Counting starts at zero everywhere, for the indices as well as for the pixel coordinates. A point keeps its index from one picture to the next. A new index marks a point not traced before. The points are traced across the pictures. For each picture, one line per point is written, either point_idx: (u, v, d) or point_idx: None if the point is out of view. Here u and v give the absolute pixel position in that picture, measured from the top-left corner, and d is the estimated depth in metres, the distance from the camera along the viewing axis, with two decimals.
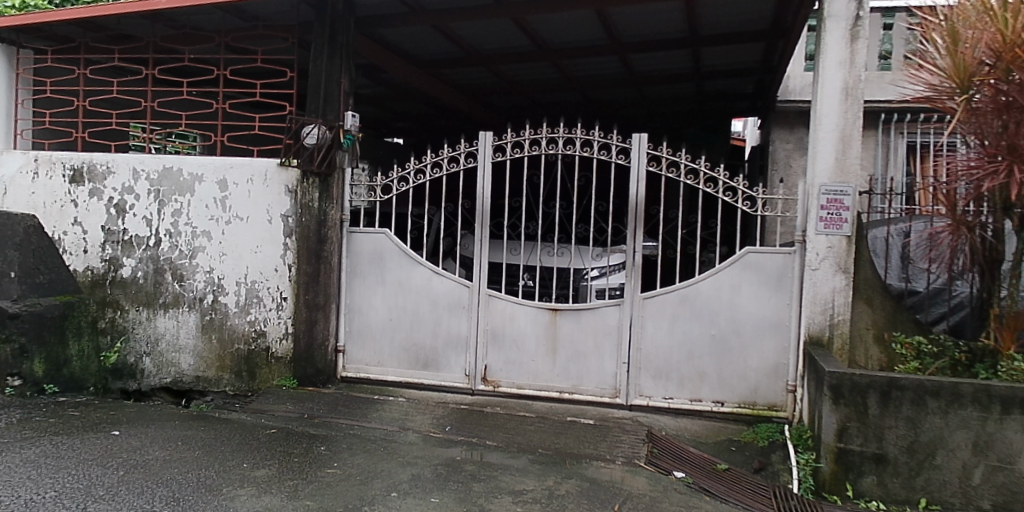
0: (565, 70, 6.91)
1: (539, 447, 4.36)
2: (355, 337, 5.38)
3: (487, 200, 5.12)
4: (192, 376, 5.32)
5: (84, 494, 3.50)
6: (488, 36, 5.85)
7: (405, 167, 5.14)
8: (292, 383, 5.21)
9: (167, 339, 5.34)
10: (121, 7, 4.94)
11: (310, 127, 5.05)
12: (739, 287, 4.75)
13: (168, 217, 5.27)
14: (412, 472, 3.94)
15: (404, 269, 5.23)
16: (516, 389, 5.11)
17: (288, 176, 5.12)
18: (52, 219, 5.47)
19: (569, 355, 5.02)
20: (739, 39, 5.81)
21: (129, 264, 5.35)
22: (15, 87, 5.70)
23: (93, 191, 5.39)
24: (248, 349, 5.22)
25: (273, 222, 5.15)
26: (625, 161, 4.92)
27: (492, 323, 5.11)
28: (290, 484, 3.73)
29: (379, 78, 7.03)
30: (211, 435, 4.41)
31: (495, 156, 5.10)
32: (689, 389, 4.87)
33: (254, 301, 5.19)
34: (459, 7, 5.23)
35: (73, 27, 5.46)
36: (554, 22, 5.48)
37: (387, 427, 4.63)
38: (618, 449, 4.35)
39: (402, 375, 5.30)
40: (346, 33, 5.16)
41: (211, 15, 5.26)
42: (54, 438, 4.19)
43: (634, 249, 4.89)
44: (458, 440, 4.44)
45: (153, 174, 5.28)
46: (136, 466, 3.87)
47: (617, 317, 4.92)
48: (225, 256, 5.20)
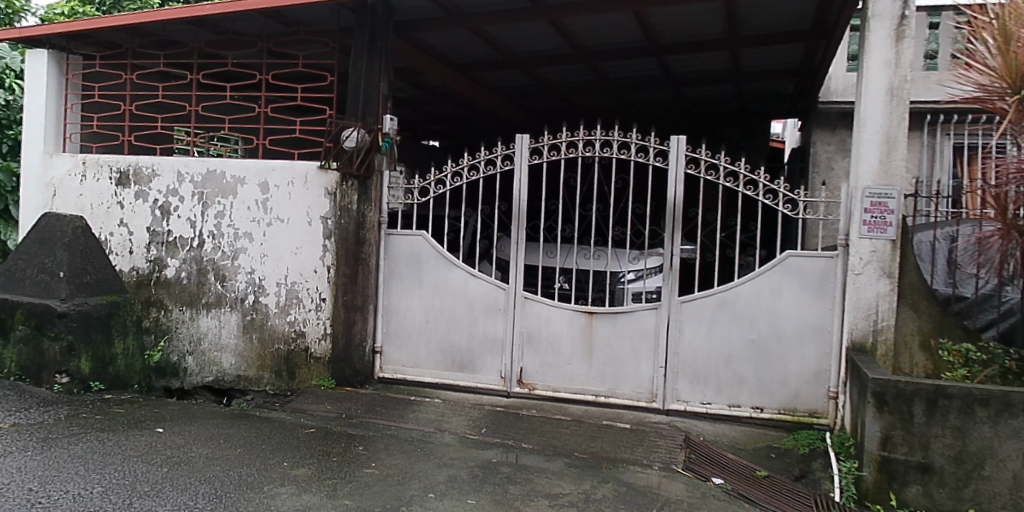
0: (602, 73, 6.87)
1: (574, 450, 4.34)
2: (391, 338, 5.41)
3: (524, 203, 5.10)
4: (233, 375, 5.41)
5: (130, 490, 3.57)
6: (525, 38, 5.84)
7: (443, 170, 5.16)
8: (330, 383, 5.26)
9: (209, 338, 5.43)
10: (166, 13, 5.04)
11: (349, 130, 5.08)
12: (780, 291, 4.68)
13: (211, 219, 5.37)
14: (449, 474, 3.95)
15: (441, 271, 5.25)
16: (552, 392, 5.09)
17: (328, 179, 5.17)
18: (100, 221, 5.62)
19: (605, 359, 4.99)
20: (779, 39, 5.73)
21: (173, 265, 5.46)
22: (65, 91, 5.87)
23: (139, 193, 5.52)
24: (288, 349, 5.29)
25: (313, 224, 5.22)
26: (663, 164, 4.88)
27: (528, 325, 5.11)
28: (330, 484, 3.77)
29: (417, 81, 7.07)
30: (252, 434, 4.48)
31: (532, 158, 5.10)
32: (727, 395, 4.81)
33: (294, 302, 5.26)
34: (497, 10, 5.23)
35: (120, 33, 5.59)
36: (591, 24, 5.45)
37: (424, 428, 4.65)
38: (656, 454, 4.31)
39: (438, 377, 5.32)
40: (385, 37, 5.20)
41: (252, 20, 5.34)
42: (100, 434, 4.29)
43: (672, 252, 4.84)
44: (494, 443, 4.44)
45: (197, 177, 5.39)
46: (180, 463, 3.95)
47: (655, 321, 4.88)
48: (266, 257, 5.28)
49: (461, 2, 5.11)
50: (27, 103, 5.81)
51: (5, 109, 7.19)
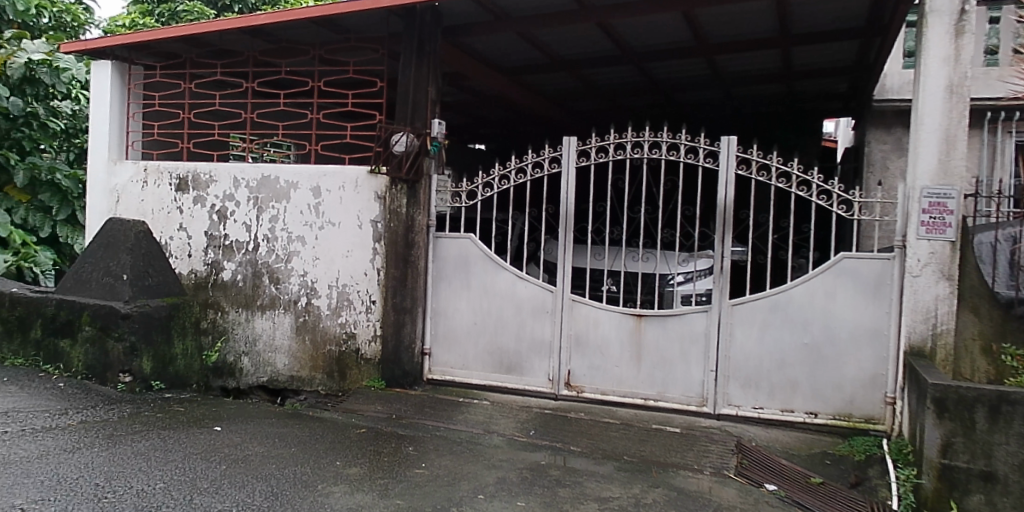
0: (649, 74, 6.84)
1: (623, 454, 4.32)
2: (440, 339, 5.43)
3: (572, 205, 5.10)
4: (287, 375, 5.53)
5: (191, 487, 3.68)
6: (571, 41, 5.84)
7: (490, 174, 5.19)
8: (380, 384, 5.33)
9: (263, 340, 5.57)
10: (222, 23, 5.19)
11: (399, 135, 5.14)
12: (834, 294, 4.59)
13: (266, 223, 5.52)
14: (498, 475, 3.97)
15: (488, 274, 5.27)
16: (601, 395, 5.07)
17: (378, 182, 5.28)
18: (160, 225, 5.81)
19: (654, 362, 4.96)
20: (831, 37, 5.62)
21: (229, 269, 5.62)
22: (128, 101, 6.12)
23: (197, 198, 5.70)
24: (340, 350, 5.40)
25: (363, 227, 5.32)
26: (714, 165, 4.83)
27: (576, 328, 5.10)
28: (381, 484, 3.82)
29: (464, 85, 7.14)
30: (306, 433, 4.57)
31: (580, 160, 5.09)
32: (780, 399, 4.73)
33: (345, 304, 5.37)
34: (544, 13, 5.25)
35: (179, 44, 5.78)
36: (639, 25, 5.42)
37: (472, 430, 4.68)
38: (706, 459, 4.26)
39: (486, 379, 5.33)
40: (433, 42, 5.28)
41: (305, 29, 5.47)
42: (162, 432, 4.44)
43: (723, 255, 4.78)
44: (543, 445, 4.45)
45: (252, 182, 5.54)
46: (237, 461, 4.05)
47: (705, 324, 4.83)
48: (319, 260, 5.40)
49: (508, 7, 5.14)
50: (92, 113, 6.06)
51: (72, 119, 8.10)
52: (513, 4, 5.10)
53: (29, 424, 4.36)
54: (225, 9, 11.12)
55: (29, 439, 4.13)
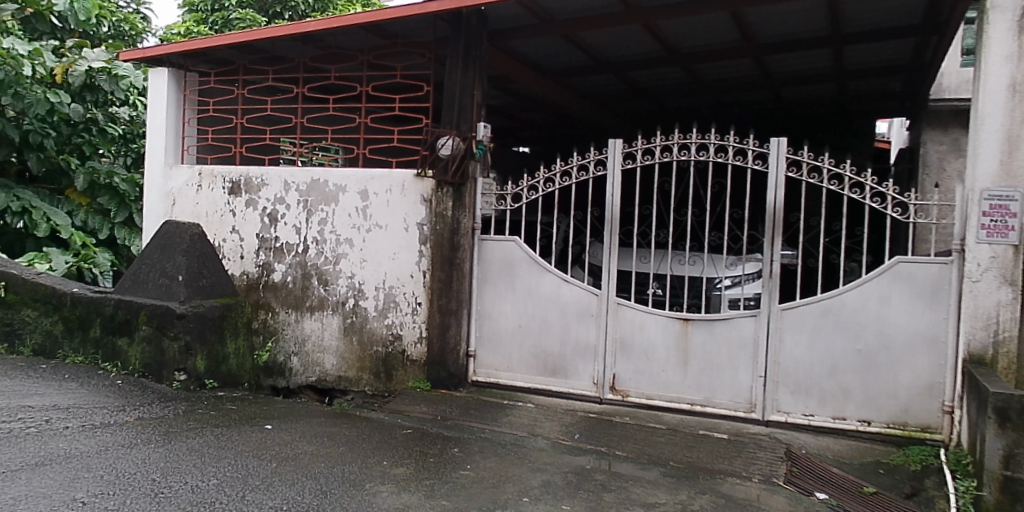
0: (695, 75, 6.76)
1: (669, 460, 4.28)
2: (485, 342, 5.44)
3: (617, 208, 5.06)
4: (335, 375, 5.64)
5: (243, 483, 3.77)
6: (617, 43, 5.81)
7: (535, 177, 5.19)
8: (426, 385, 5.37)
9: (313, 340, 5.70)
10: (274, 30, 5.30)
11: (445, 138, 5.21)
12: (888, 300, 4.47)
13: (315, 225, 5.64)
14: (543, 478, 3.98)
15: (534, 277, 5.25)
16: (646, 400, 5.02)
17: (424, 186, 5.34)
18: (214, 228, 5.99)
19: (701, 367, 4.89)
20: (886, 35, 5.48)
21: (280, 270, 5.77)
22: (183, 107, 6.30)
23: (249, 202, 5.87)
24: (386, 351, 5.47)
25: (409, 230, 5.39)
26: (763, 167, 4.75)
27: (621, 331, 5.06)
28: (427, 484, 3.86)
29: (510, 88, 7.16)
30: (354, 432, 4.64)
31: (625, 163, 5.06)
32: (832, 406, 4.62)
33: (392, 305, 5.44)
34: (590, 16, 5.24)
35: (233, 51, 5.94)
36: (687, 26, 5.37)
37: (517, 432, 4.69)
38: (755, 465, 4.20)
39: (530, 381, 5.32)
40: (479, 46, 5.31)
41: (354, 34, 5.57)
42: (215, 429, 4.55)
43: (772, 258, 4.69)
44: (588, 449, 4.43)
45: (302, 186, 5.68)
46: (287, 459, 4.13)
47: (753, 328, 4.75)
48: (366, 262, 5.49)
49: (554, 10, 5.14)
50: (149, 118, 6.25)
51: (130, 124, 8.37)
52: (559, 6, 5.10)
53: (89, 420, 4.51)
54: (276, 16, 11.38)
55: (89, 435, 4.27)
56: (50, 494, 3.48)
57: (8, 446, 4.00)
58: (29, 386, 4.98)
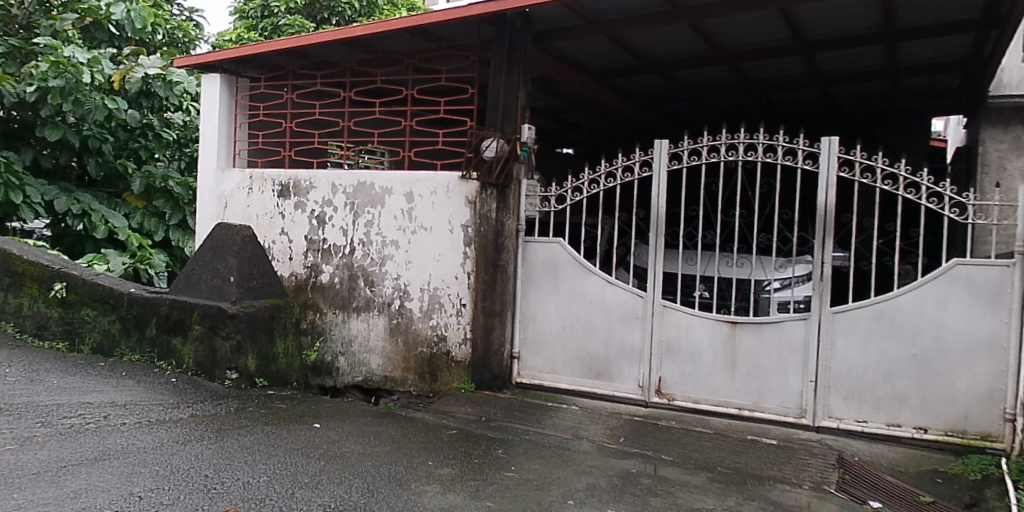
0: (742, 74, 6.66)
1: (717, 465, 4.21)
2: (529, 344, 5.43)
3: (663, 209, 5.01)
4: (381, 375, 5.73)
5: (292, 481, 3.84)
6: (662, 42, 5.75)
7: (580, 178, 5.16)
8: (470, 386, 5.39)
9: (359, 340, 5.80)
10: (322, 36, 5.41)
11: (489, 141, 5.24)
12: (946, 303, 4.33)
13: (362, 227, 5.75)
14: (588, 481, 3.95)
15: (578, 278, 5.23)
16: (693, 403, 4.96)
17: (468, 187, 5.37)
18: (264, 230, 6.15)
19: (749, 371, 4.81)
20: (943, 31, 5.32)
21: (328, 271, 5.90)
22: (235, 111, 6.47)
23: (298, 204, 6.00)
24: (431, 352, 5.52)
25: (454, 232, 5.43)
26: (814, 167, 4.65)
27: (667, 334, 5.00)
28: (472, 485, 3.87)
29: (554, 90, 7.16)
30: (401, 432, 4.69)
31: (671, 164, 5.01)
32: (886, 413, 4.49)
33: (436, 307, 5.49)
34: (635, 15, 5.19)
35: (282, 56, 6.07)
36: (734, 24, 5.29)
37: (561, 435, 4.67)
38: (806, 472, 4.11)
39: (575, 384, 5.29)
40: (524, 48, 5.32)
41: (400, 38, 5.63)
42: (266, 427, 4.65)
43: (822, 260, 4.59)
44: (633, 453, 4.39)
45: (349, 188, 5.79)
46: (335, 457, 4.19)
47: (804, 332, 4.65)
48: (411, 264, 5.57)
49: (599, 10, 5.11)
50: (202, 123, 6.44)
51: (184, 129, 8.61)
52: (604, 7, 5.07)
53: (145, 416, 4.65)
54: (323, 22, 11.60)
55: (145, 431, 4.40)
56: (108, 488, 3.59)
57: (69, 440, 4.15)
58: (88, 382, 5.15)
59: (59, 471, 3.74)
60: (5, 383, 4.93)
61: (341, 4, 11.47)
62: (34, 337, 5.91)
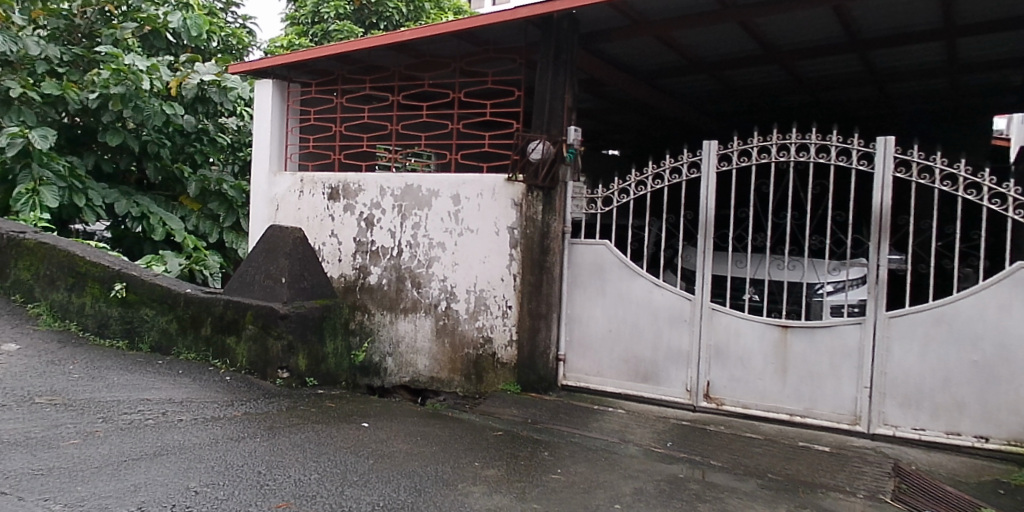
0: (793, 73, 6.53)
1: (767, 471, 4.13)
2: (575, 346, 5.41)
3: (711, 212, 4.94)
4: (428, 376, 5.79)
5: (342, 479, 3.90)
6: (712, 42, 5.68)
7: (627, 180, 5.13)
8: (516, 388, 5.41)
9: (406, 341, 5.87)
10: (371, 41, 5.48)
11: (536, 143, 5.20)
12: (1009, 308, 4.17)
13: (409, 229, 5.83)
14: (635, 486, 3.92)
15: (625, 281, 5.19)
16: (742, 408, 4.88)
17: (514, 190, 5.39)
18: (315, 232, 6.29)
19: (801, 376, 4.71)
20: (1006, 25, 5.13)
21: (376, 273, 5.99)
22: (286, 116, 6.63)
23: (348, 206, 6.11)
24: (477, 353, 5.56)
25: (500, 234, 5.46)
26: (868, 167, 4.54)
27: (716, 338, 4.93)
28: (518, 487, 3.88)
29: (600, 91, 7.14)
30: (447, 433, 4.73)
31: (720, 165, 4.94)
32: (945, 421, 4.35)
33: (482, 308, 5.53)
34: (683, 15, 5.14)
35: (332, 62, 6.19)
36: (785, 22, 5.20)
37: (608, 438, 4.64)
38: (860, 481, 4.00)
39: (621, 387, 5.25)
40: (570, 50, 5.30)
41: (447, 42, 5.68)
42: (316, 425, 4.74)
43: (878, 263, 4.48)
44: (681, 458, 4.34)
45: (397, 191, 5.89)
46: (383, 456, 4.25)
47: (858, 337, 4.54)
48: (457, 265, 5.61)
49: (646, 10, 5.08)
50: (255, 128, 6.61)
51: (238, 134, 8.86)
52: (651, 7, 5.03)
53: (200, 413, 4.78)
54: (372, 27, 11.77)
55: (201, 427, 4.53)
56: (167, 483, 3.71)
57: (129, 436, 4.30)
58: (147, 380, 5.32)
59: (120, 465, 3.88)
60: (69, 380, 5.12)
61: (389, 9, 11.63)
62: (96, 335, 6.10)
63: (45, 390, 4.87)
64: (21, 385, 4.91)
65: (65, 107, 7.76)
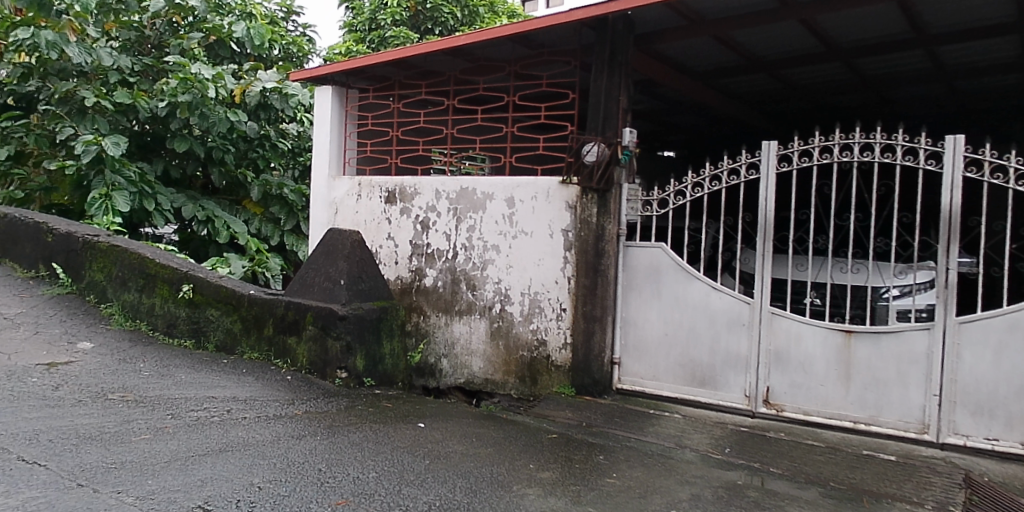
0: (856, 71, 6.34)
1: (829, 480, 4.03)
2: (630, 350, 5.36)
3: (771, 214, 4.85)
4: (482, 378, 5.83)
5: (399, 478, 3.96)
6: (771, 40, 5.56)
7: (683, 182, 5.07)
8: (571, 391, 5.40)
9: (461, 343, 5.93)
10: (427, 46, 5.57)
11: (590, 145, 5.22)
12: None
13: (464, 232, 5.89)
14: (692, 492, 3.87)
15: (681, 284, 5.13)
16: (803, 415, 4.76)
17: (569, 192, 5.41)
18: (372, 234, 6.43)
19: (865, 383, 4.57)
20: None
21: (431, 275, 6.08)
22: (345, 121, 6.78)
23: (404, 210, 6.22)
24: (531, 356, 5.57)
25: (554, 236, 5.47)
26: (937, 167, 4.38)
27: (775, 342, 4.83)
28: (573, 490, 3.88)
29: (656, 92, 7.07)
30: (502, 434, 4.75)
31: (780, 166, 4.84)
32: (1020, 431, 4.16)
33: (537, 311, 5.54)
34: (741, 14, 5.05)
35: (389, 67, 6.30)
36: (849, 19, 5.06)
37: (664, 443, 4.59)
38: (928, 491, 3.86)
39: (677, 392, 5.18)
40: (625, 51, 5.27)
41: (502, 46, 5.72)
42: (374, 425, 4.83)
43: (948, 266, 4.31)
44: (739, 464, 4.26)
45: (452, 194, 5.95)
46: (439, 457, 4.30)
47: (926, 343, 4.38)
48: (512, 268, 5.65)
49: (703, 10, 5.01)
50: (315, 133, 6.78)
51: (298, 139, 9.10)
52: (708, 6, 4.96)
53: (264, 411, 4.93)
54: (427, 32, 11.92)
55: (264, 425, 4.67)
56: (231, 478, 3.83)
57: (197, 432, 4.45)
58: (213, 378, 5.50)
59: (188, 460, 4.02)
60: (140, 377, 5.34)
61: (444, 14, 11.77)
62: (164, 334, 6.33)
63: (117, 387, 5.09)
64: (96, 382, 5.14)
65: (136, 115, 8.09)
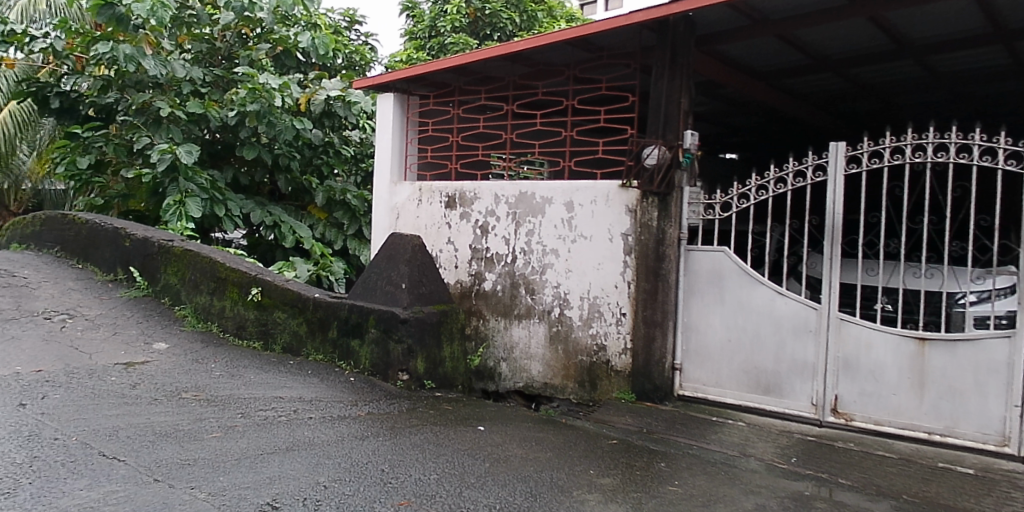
0: (929, 69, 6.11)
1: (902, 493, 3.88)
2: (692, 355, 5.27)
3: (839, 217, 4.70)
4: (541, 382, 5.84)
5: (460, 480, 4.00)
6: (838, 39, 5.41)
7: (747, 185, 4.98)
8: (630, 397, 5.36)
9: (520, 347, 5.95)
10: (487, 52, 5.60)
11: (651, 149, 5.18)
12: None
13: (524, 236, 5.91)
14: (757, 501, 3.79)
15: (744, 289, 5.03)
16: (874, 425, 4.60)
17: (629, 196, 5.36)
18: (433, 239, 6.51)
19: (941, 392, 4.39)
20: None
21: (490, 279, 6.12)
22: (406, 128, 6.90)
23: (464, 214, 6.29)
24: (590, 361, 5.55)
25: (614, 240, 5.44)
26: (1019, 168, 4.17)
27: (844, 349, 4.69)
28: (635, 496, 3.84)
29: (718, 94, 6.95)
30: (561, 439, 4.75)
31: (849, 167, 4.70)
32: None
33: (596, 315, 5.52)
34: (807, 12, 4.93)
35: (450, 74, 6.39)
36: (921, 15, 4.89)
37: (727, 451, 4.51)
38: (1010, 507, 3.68)
39: (741, 399, 5.08)
40: (686, 53, 5.21)
41: (561, 50, 5.73)
42: (435, 427, 4.89)
43: None
44: (806, 474, 4.14)
45: (511, 199, 5.99)
46: (499, 460, 4.32)
47: (1008, 352, 4.18)
48: (571, 272, 5.64)
49: (767, 9, 4.91)
50: (377, 140, 6.93)
51: (360, 146, 9.30)
52: (773, 6, 4.86)
53: (328, 412, 5.05)
54: (486, 38, 12.01)
55: (328, 425, 4.79)
56: (299, 477, 3.93)
57: (264, 431, 4.59)
58: (280, 379, 5.66)
59: (256, 458, 4.15)
60: (212, 377, 5.55)
61: (502, 20, 11.86)
62: (234, 335, 6.55)
63: (191, 386, 5.30)
64: (170, 381, 5.35)
65: (207, 124, 8.41)
